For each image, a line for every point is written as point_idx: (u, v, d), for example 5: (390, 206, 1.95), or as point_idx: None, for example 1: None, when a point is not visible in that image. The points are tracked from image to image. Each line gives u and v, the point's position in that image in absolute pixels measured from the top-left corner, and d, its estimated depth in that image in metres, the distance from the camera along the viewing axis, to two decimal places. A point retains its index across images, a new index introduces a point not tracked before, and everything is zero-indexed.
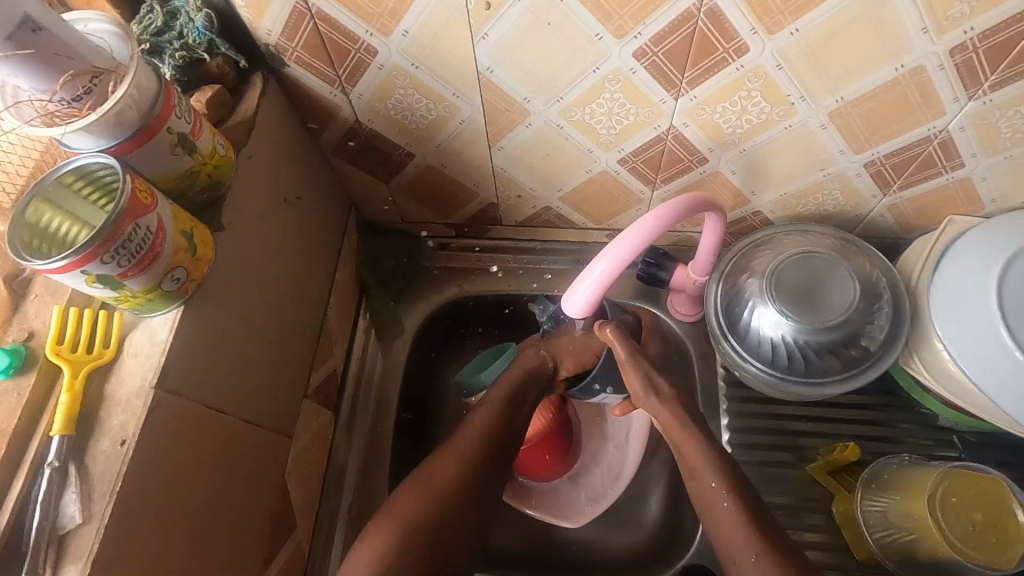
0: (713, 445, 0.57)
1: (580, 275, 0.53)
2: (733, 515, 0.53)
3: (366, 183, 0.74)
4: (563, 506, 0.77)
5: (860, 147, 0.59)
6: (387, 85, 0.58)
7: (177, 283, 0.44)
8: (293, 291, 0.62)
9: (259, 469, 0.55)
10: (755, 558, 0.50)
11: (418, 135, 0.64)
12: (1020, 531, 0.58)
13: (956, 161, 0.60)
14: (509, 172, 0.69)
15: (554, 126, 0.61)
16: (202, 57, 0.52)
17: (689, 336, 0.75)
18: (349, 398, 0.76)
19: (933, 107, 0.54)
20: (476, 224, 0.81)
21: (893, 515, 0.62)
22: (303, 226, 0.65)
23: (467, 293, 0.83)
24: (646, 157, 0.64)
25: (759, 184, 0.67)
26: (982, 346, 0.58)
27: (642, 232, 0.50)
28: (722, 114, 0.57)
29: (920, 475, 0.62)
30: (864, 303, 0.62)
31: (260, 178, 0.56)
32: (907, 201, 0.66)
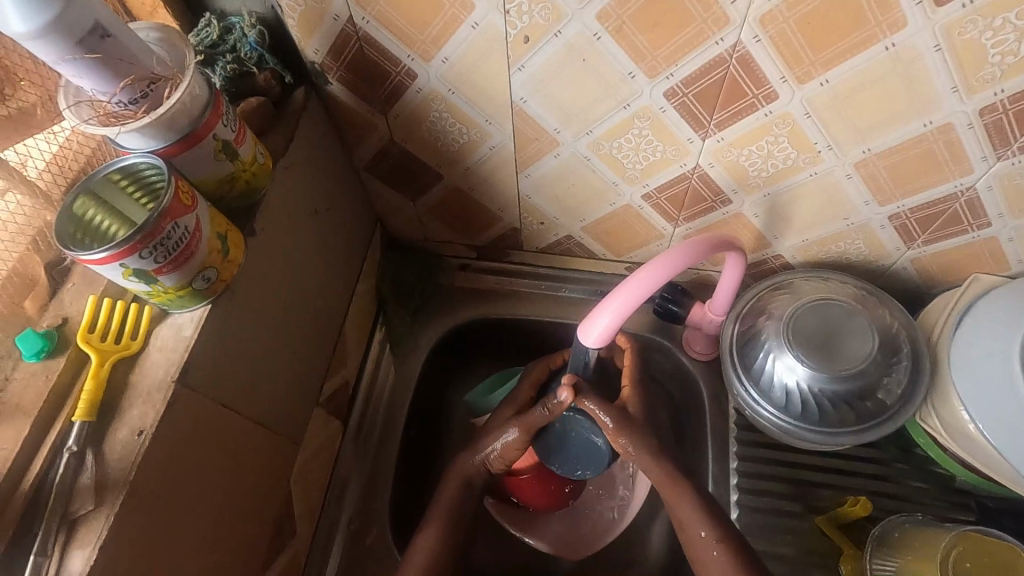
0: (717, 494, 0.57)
1: (599, 308, 0.52)
2: None
3: (393, 201, 0.76)
4: (551, 533, 0.78)
5: (885, 199, 0.60)
6: (423, 108, 0.60)
7: (207, 282, 0.45)
8: (315, 299, 0.64)
9: (263, 472, 0.56)
10: None
11: (449, 157, 0.66)
12: None
13: (982, 219, 0.60)
14: (534, 199, 0.70)
15: (581, 157, 0.62)
16: (251, 70, 0.55)
17: (702, 375, 0.76)
18: (359, 410, 0.76)
19: (960, 164, 0.54)
20: (498, 248, 0.82)
21: None
22: (330, 236, 0.66)
23: (482, 315, 0.84)
24: (670, 194, 0.65)
25: (781, 228, 0.67)
26: (1003, 410, 0.57)
27: (665, 267, 0.51)
28: (748, 158, 0.58)
29: (931, 536, 0.60)
30: (882, 355, 0.62)
31: (294, 188, 0.58)
32: (930, 255, 0.66)
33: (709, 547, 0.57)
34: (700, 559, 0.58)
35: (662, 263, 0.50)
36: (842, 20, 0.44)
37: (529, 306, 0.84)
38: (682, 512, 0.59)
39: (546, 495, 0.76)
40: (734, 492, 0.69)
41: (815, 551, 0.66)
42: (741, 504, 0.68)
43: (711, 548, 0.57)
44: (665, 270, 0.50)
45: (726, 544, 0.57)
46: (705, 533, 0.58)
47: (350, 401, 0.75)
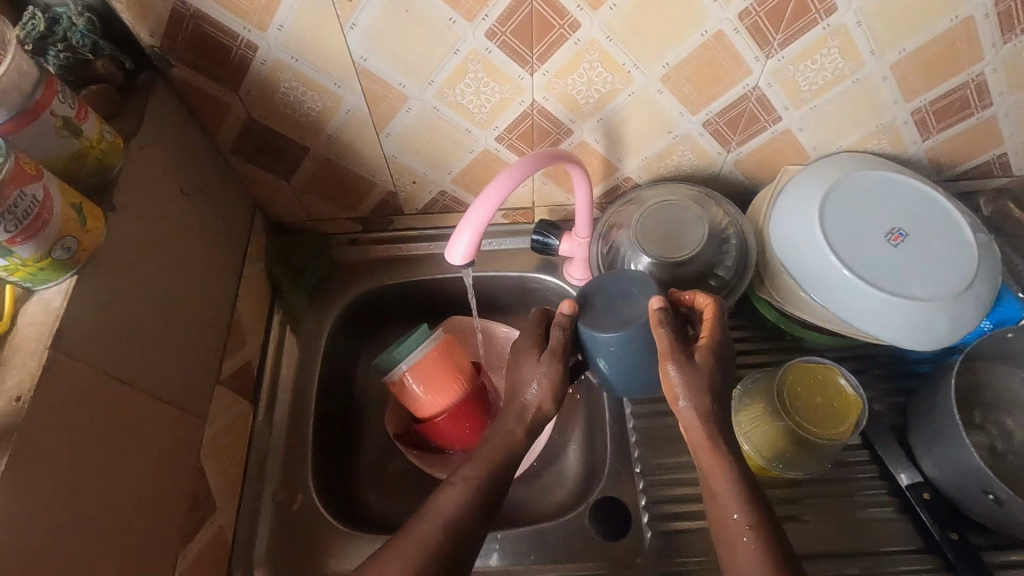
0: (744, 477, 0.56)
1: (459, 227, 0.57)
2: (750, 549, 0.53)
3: (267, 183, 0.78)
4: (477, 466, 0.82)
5: (695, 108, 0.70)
6: (272, 79, 0.64)
7: (68, 252, 0.47)
8: (198, 279, 0.65)
9: (169, 444, 0.57)
10: None
11: (309, 128, 0.70)
12: (851, 405, 0.68)
13: (774, 114, 0.71)
14: (400, 158, 0.75)
15: (432, 108, 0.68)
16: (88, 58, 0.57)
17: None
18: (267, 389, 0.78)
19: (741, 66, 0.65)
20: (381, 216, 0.86)
21: (760, 417, 0.69)
22: (204, 217, 0.68)
23: (379, 283, 0.88)
24: (519, 133, 0.72)
25: (621, 151, 0.76)
26: (813, 265, 0.69)
27: (508, 180, 0.57)
28: (574, 87, 0.66)
29: (768, 375, 0.72)
30: (715, 242, 0.71)
31: (155, 169, 0.60)
32: (746, 155, 0.78)
33: (739, 532, 0.55)
34: (728, 541, 0.55)
35: (505, 178, 0.56)
36: None
37: (422, 267, 0.89)
38: (717, 484, 0.56)
39: (465, 432, 0.81)
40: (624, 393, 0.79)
41: None
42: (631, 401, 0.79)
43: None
44: (510, 183, 0.56)
45: (758, 530, 0.54)
46: (738, 517, 0.54)
47: (256, 381, 0.77)
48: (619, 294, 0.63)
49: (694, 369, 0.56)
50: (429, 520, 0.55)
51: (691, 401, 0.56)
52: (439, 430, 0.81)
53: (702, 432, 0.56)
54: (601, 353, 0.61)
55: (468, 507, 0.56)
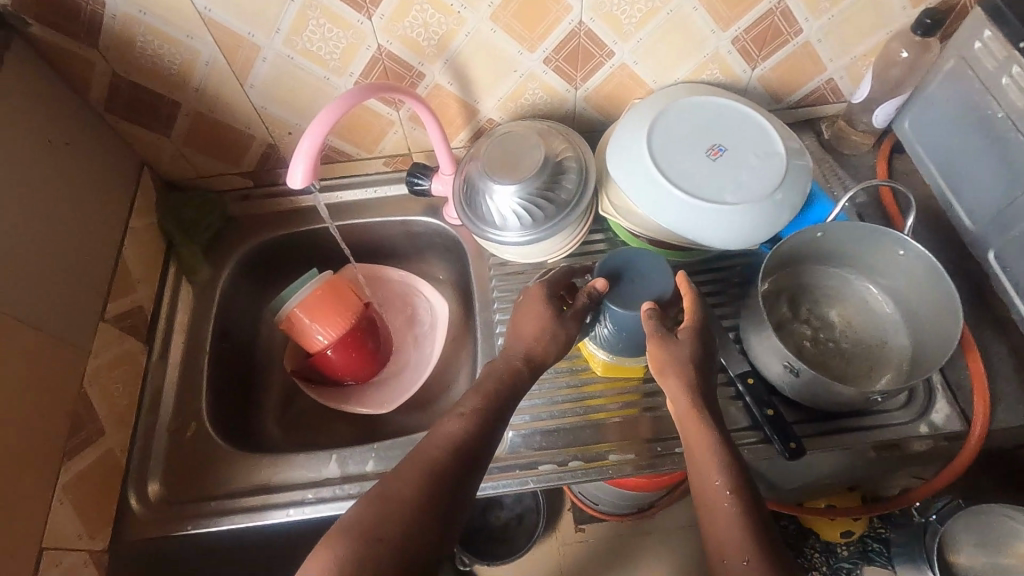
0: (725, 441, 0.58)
1: (293, 158, 0.64)
2: (730, 513, 0.53)
3: (149, 141, 0.84)
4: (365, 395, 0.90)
5: (531, 45, 0.77)
6: (127, 34, 0.69)
7: None
8: (71, 223, 0.71)
9: (42, 366, 0.63)
10: (744, 559, 0.50)
11: (174, 82, 0.76)
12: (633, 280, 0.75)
13: (605, 49, 0.79)
14: (270, 109, 0.81)
15: (285, 57, 0.74)
16: None
17: (461, 234, 0.94)
18: (162, 332, 0.84)
19: (560, 2, 0.72)
20: (267, 171, 0.92)
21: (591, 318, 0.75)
22: (78, 169, 0.73)
23: (273, 234, 0.95)
24: (374, 78, 0.79)
25: (474, 92, 0.83)
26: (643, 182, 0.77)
27: (331, 112, 0.64)
28: (412, 29, 0.73)
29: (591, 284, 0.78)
30: (554, 167, 0.78)
31: (14, 119, 0.65)
32: (592, 91, 0.85)
33: (721, 498, 0.55)
34: (709, 507, 0.55)
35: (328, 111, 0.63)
36: None
37: (313, 218, 0.96)
38: (702, 458, 0.58)
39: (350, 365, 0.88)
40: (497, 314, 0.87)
41: None
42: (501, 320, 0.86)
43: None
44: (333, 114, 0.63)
45: (738, 492, 0.55)
46: (718, 482, 0.55)
47: (150, 325, 0.83)
48: (645, 271, 0.71)
49: (671, 347, 0.64)
50: (437, 441, 0.56)
51: (676, 371, 0.62)
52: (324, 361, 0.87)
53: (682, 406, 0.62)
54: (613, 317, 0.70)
55: (476, 435, 0.57)
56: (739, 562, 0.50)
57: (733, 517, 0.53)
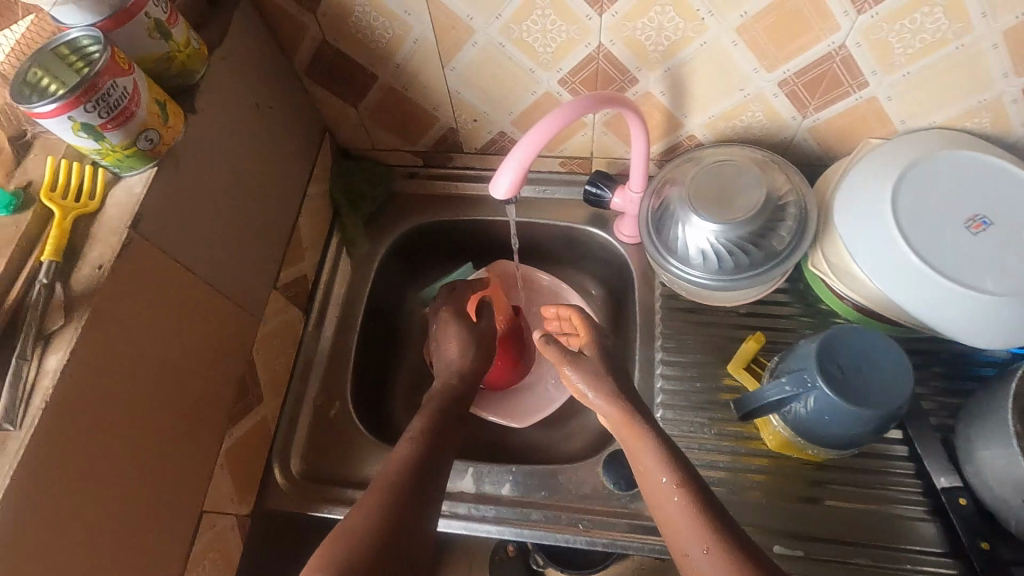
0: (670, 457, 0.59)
1: (501, 167, 0.58)
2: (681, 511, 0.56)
3: (337, 108, 0.82)
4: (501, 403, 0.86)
5: (771, 64, 0.66)
6: (347, 3, 0.66)
7: (150, 144, 0.52)
8: (263, 189, 0.70)
9: (223, 333, 0.63)
10: (706, 550, 0.52)
11: (378, 55, 0.72)
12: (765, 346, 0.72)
13: (859, 79, 0.66)
14: (463, 94, 0.76)
15: (497, 44, 0.68)
16: None
17: (631, 255, 0.86)
18: (319, 303, 0.84)
19: (827, 21, 0.61)
20: (441, 153, 0.89)
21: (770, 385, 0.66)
22: (275, 134, 0.72)
23: (433, 218, 0.91)
24: (582, 78, 0.72)
25: (687, 106, 0.73)
26: (877, 245, 0.65)
27: (551, 123, 0.57)
28: (643, 31, 0.64)
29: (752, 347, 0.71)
30: (771, 208, 0.68)
31: (232, 80, 0.64)
32: (823, 122, 0.73)
33: (669, 493, 0.57)
34: (662, 508, 0.58)
35: (548, 122, 0.57)
36: None
37: (475, 207, 0.91)
38: (645, 457, 0.60)
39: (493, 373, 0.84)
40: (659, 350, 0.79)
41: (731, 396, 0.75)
42: (663, 359, 0.78)
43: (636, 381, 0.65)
44: (553, 126, 0.57)
45: (683, 488, 0.57)
46: (666, 478, 0.58)
47: (310, 294, 0.83)
48: (862, 352, 0.58)
49: (583, 364, 0.67)
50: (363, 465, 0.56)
51: (601, 394, 0.64)
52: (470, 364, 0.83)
53: (622, 423, 0.63)
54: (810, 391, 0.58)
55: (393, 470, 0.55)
56: (700, 550, 0.53)
57: (687, 522, 0.55)
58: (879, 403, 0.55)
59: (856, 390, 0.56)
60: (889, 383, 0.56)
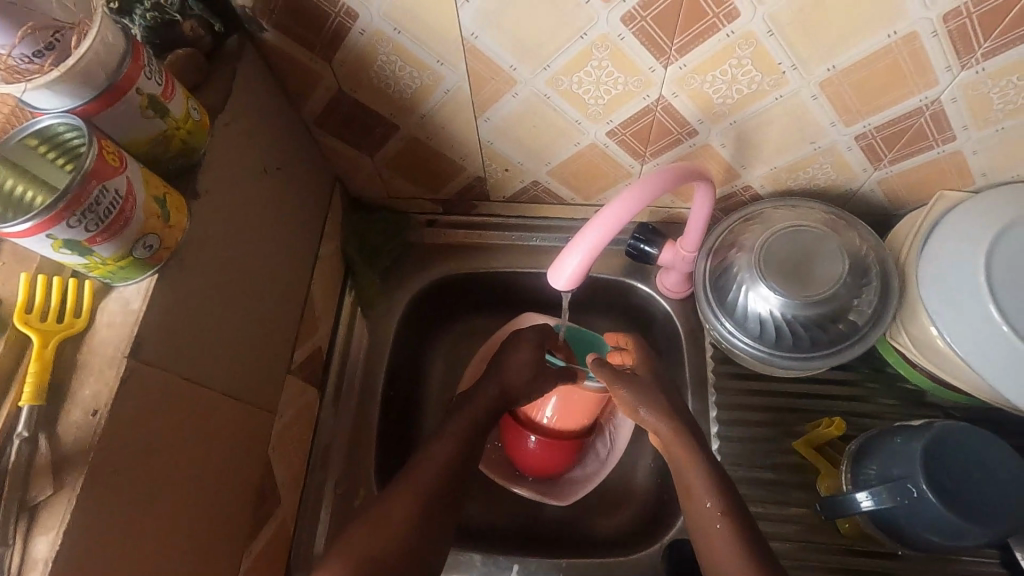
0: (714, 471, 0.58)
1: (566, 249, 0.51)
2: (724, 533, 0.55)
3: (349, 157, 0.72)
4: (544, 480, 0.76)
5: (852, 118, 0.59)
6: (369, 51, 0.56)
7: (149, 250, 0.42)
8: (275, 265, 0.61)
9: (239, 443, 0.55)
10: None
11: (402, 105, 0.63)
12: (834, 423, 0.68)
13: (947, 133, 0.60)
14: (496, 145, 0.68)
15: (541, 96, 0.60)
16: (175, 18, 0.50)
17: (677, 313, 0.76)
18: (335, 375, 0.75)
19: (925, 76, 0.53)
20: (464, 200, 0.80)
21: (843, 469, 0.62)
22: (285, 198, 0.63)
23: (455, 270, 0.83)
24: (634, 129, 0.63)
25: (748, 158, 0.66)
26: (969, 321, 0.59)
27: (628, 206, 0.49)
28: (712, 84, 0.56)
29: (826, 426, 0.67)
30: (852, 278, 0.61)
31: (238, 147, 0.54)
32: (896, 175, 0.66)
33: (713, 518, 0.56)
34: (704, 531, 0.56)
35: (624, 205, 0.49)
36: None
37: (502, 257, 0.83)
38: (692, 480, 0.58)
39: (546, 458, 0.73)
40: (715, 425, 0.71)
41: (797, 474, 0.69)
42: (721, 435, 0.71)
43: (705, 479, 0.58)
44: (629, 209, 0.49)
45: (731, 516, 0.55)
46: (710, 505, 0.56)
47: (325, 367, 0.74)
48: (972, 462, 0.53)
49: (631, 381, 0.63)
50: None
51: (654, 411, 0.61)
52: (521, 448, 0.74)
53: (672, 441, 0.60)
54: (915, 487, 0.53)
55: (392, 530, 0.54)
56: None
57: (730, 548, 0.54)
58: (984, 524, 0.51)
59: (974, 512, 0.51)
60: (1011, 506, 0.51)
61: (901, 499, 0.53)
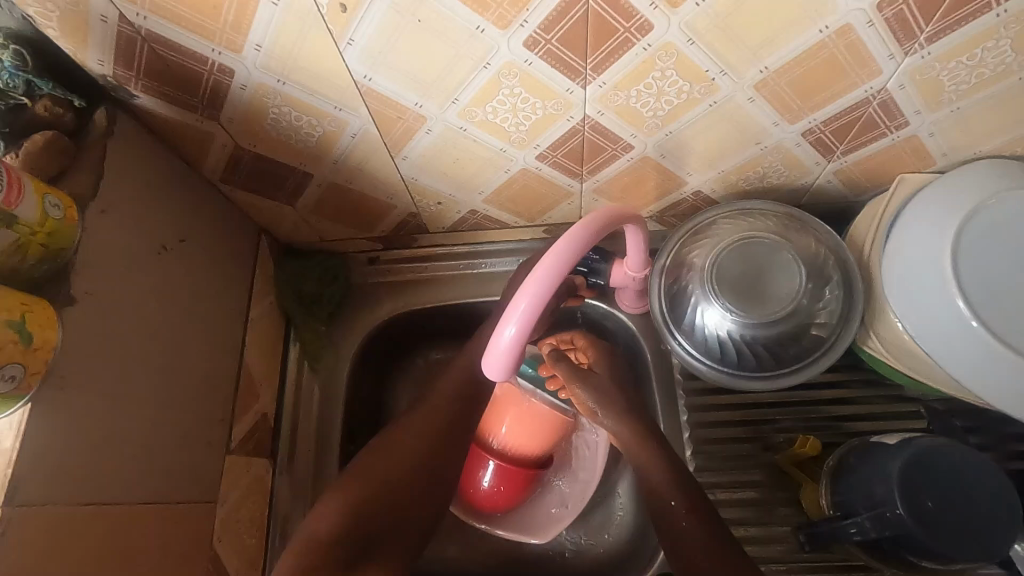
0: (674, 467, 0.58)
1: (501, 319, 0.46)
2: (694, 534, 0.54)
3: (268, 208, 0.67)
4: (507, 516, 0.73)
5: (795, 116, 0.54)
6: (258, 105, 0.51)
7: (13, 381, 0.37)
8: (193, 345, 0.56)
9: (172, 549, 0.51)
10: None
11: (309, 153, 0.58)
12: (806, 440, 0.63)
13: (899, 120, 0.55)
14: (422, 180, 0.63)
15: (456, 129, 0.55)
16: (22, 101, 0.45)
17: (640, 330, 0.71)
18: (287, 438, 0.71)
19: (867, 67, 0.48)
20: (403, 235, 0.75)
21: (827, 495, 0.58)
22: (196, 269, 0.58)
23: (405, 307, 0.78)
24: (565, 150, 0.58)
25: (693, 165, 0.61)
26: (940, 321, 0.55)
27: (552, 266, 0.45)
28: (638, 98, 0.51)
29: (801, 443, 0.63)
30: (812, 286, 0.57)
31: (123, 231, 0.49)
32: (853, 164, 0.61)
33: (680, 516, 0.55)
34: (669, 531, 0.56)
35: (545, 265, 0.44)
36: None
37: (452, 288, 0.78)
38: (658, 481, 0.58)
39: (493, 497, 0.70)
40: (688, 445, 0.68)
41: (777, 489, 0.66)
42: (695, 457, 0.67)
43: (681, 518, 0.55)
44: (552, 270, 0.44)
45: (695, 513, 0.55)
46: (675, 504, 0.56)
47: (274, 431, 0.70)
48: (958, 478, 0.49)
49: (592, 382, 0.66)
50: None
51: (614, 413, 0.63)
52: (471, 484, 0.70)
53: (631, 440, 0.61)
54: (890, 509, 0.50)
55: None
56: None
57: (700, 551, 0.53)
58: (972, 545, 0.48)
59: (951, 526, 0.48)
60: (991, 521, 0.48)
61: (877, 523, 0.50)
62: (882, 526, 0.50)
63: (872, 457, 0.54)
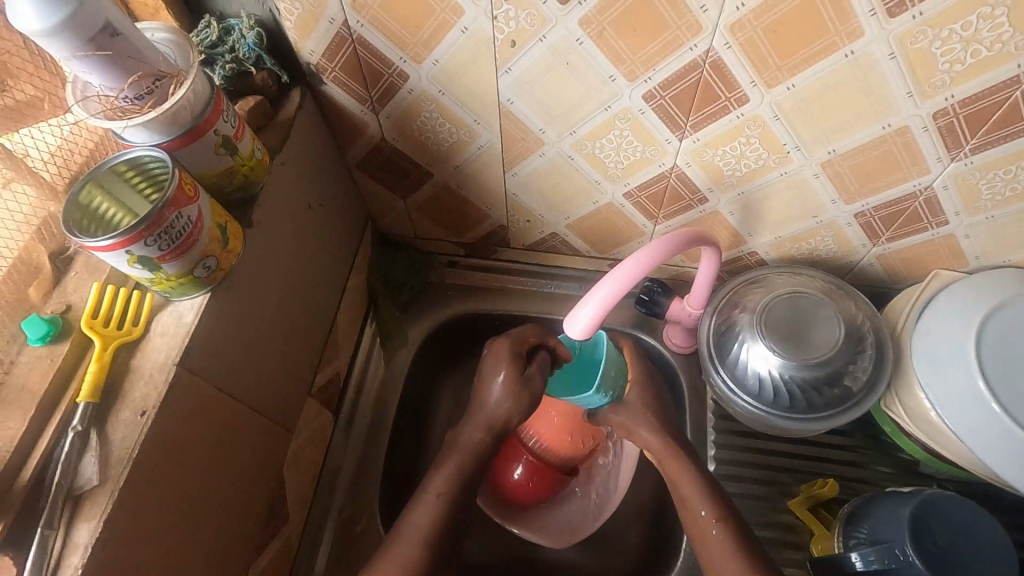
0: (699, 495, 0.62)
1: (581, 301, 0.57)
2: (718, 547, 0.59)
3: (382, 198, 0.79)
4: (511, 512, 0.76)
5: (851, 198, 0.64)
6: (415, 107, 0.63)
7: (207, 270, 0.47)
8: (307, 293, 0.65)
9: (258, 458, 0.58)
10: None
11: (438, 156, 0.69)
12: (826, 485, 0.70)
13: (940, 218, 0.64)
14: (521, 197, 0.73)
15: (566, 157, 0.66)
16: (249, 70, 0.57)
17: (680, 367, 0.79)
18: (350, 402, 0.78)
19: (918, 164, 0.58)
20: (485, 245, 0.85)
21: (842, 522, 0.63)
22: (323, 231, 0.68)
23: (471, 310, 0.86)
24: (649, 193, 0.69)
25: (754, 226, 0.71)
26: (961, 396, 0.62)
27: (631, 268, 0.55)
28: (723, 158, 0.62)
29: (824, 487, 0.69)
30: (848, 344, 0.64)
31: (289, 185, 0.60)
32: (894, 252, 0.70)
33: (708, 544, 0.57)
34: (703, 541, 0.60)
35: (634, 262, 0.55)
36: (805, 28, 0.48)
37: (515, 303, 0.86)
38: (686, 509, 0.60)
39: (525, 483, 0.75)
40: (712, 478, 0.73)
41: (790, 534, 0.70)
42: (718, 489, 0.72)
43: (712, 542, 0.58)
44: (638, 268, 0.55)
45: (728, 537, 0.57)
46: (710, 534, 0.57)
47: (341, 393, 0.78)
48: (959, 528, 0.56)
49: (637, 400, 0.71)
50: None
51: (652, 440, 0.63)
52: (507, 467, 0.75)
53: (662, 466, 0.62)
54: (898, 545, 0.55)
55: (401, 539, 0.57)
56: None
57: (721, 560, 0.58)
58: None
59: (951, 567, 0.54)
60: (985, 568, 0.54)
61: (885, 557, 0.56)
62: (888, 560, 0.55)
63: (881, 505, 0.60)
